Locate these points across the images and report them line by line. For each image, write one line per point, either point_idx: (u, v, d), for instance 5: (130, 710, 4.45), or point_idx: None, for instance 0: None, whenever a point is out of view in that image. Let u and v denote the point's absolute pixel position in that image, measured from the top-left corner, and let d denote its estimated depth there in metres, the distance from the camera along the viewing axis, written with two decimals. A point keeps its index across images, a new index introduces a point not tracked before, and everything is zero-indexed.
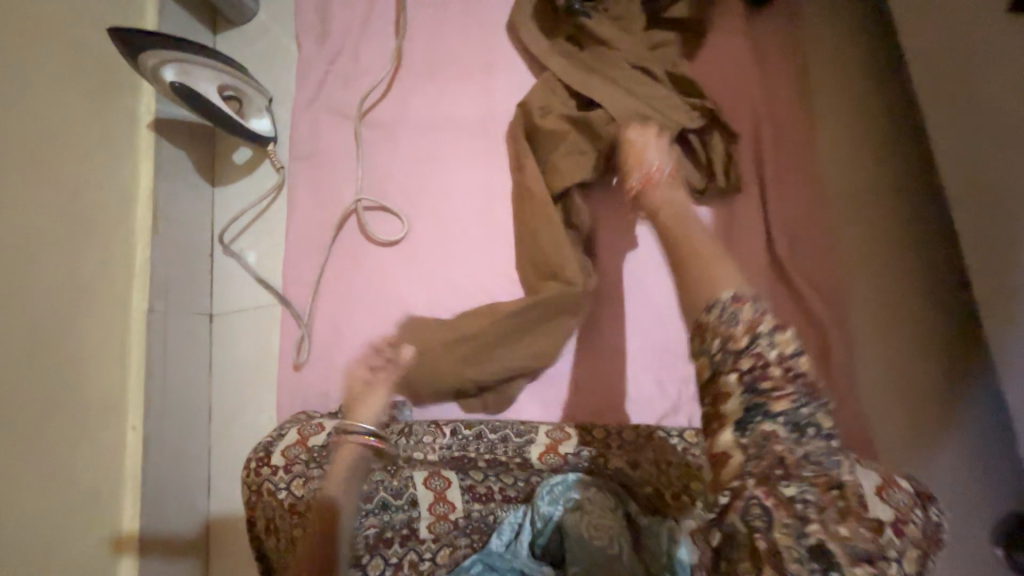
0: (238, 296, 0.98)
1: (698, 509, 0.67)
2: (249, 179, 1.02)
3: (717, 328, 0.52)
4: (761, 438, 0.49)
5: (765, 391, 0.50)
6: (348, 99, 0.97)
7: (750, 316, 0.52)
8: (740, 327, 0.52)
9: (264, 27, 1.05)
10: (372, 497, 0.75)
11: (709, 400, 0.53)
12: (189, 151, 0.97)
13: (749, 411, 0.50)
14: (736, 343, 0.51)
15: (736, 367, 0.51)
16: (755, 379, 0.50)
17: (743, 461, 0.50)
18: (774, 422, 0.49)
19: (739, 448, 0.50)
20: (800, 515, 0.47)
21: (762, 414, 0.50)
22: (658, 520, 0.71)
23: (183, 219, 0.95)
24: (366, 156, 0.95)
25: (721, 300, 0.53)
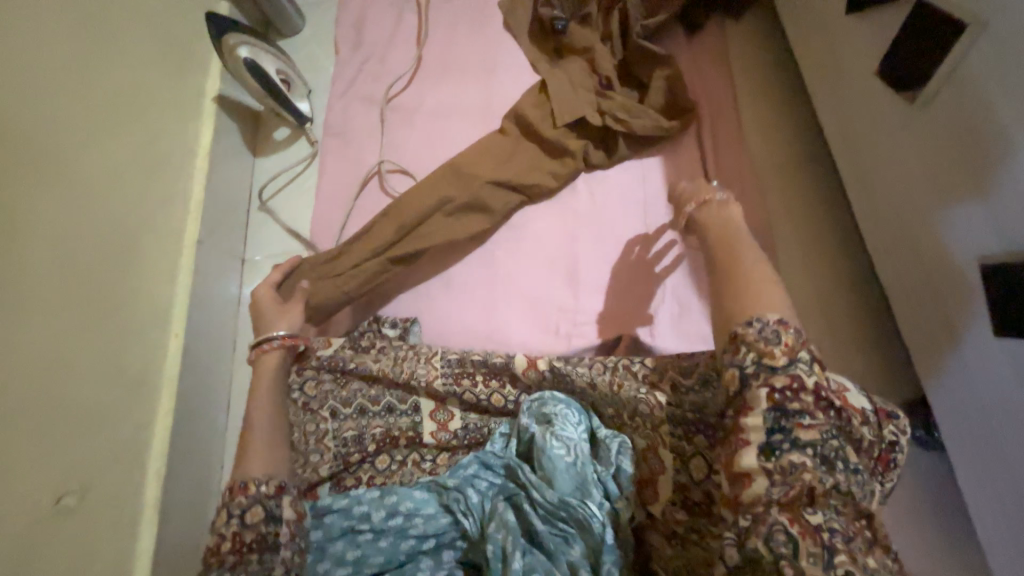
0: (269, 245, 1.14)
1: (645, 429, 0.81)
2: (287, 152, 1.21)
3: (756, 344, 0.66)
4: (788, 465, 0.61)
5: (805, 436, 0.62)
6: (375, 91, 1.20)
7: (790, 341, 0.65)
8: (781, 347, 0.65)
9: (308, 38, 1.30)
10: (379, 400, 0.91)
11: (729, 455, 0.65)
12: (240, 125, 1.17)
13: (780, 440, 0.62)
14: (817, 416, 0.62)
15: (808, 422, 0.62)
16: (785, 401, 0.63)
17: (768, 487, 0.61)
18: (806, 456, 0.61)
19: (766, 470, 0.62)
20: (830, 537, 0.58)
21: (790, 443, 0.62)
22: (614, 434, 0.84)
23: (229, 177, 1.12)
24: (388, 133, 1.16)
25: (783, 377, 0.64)
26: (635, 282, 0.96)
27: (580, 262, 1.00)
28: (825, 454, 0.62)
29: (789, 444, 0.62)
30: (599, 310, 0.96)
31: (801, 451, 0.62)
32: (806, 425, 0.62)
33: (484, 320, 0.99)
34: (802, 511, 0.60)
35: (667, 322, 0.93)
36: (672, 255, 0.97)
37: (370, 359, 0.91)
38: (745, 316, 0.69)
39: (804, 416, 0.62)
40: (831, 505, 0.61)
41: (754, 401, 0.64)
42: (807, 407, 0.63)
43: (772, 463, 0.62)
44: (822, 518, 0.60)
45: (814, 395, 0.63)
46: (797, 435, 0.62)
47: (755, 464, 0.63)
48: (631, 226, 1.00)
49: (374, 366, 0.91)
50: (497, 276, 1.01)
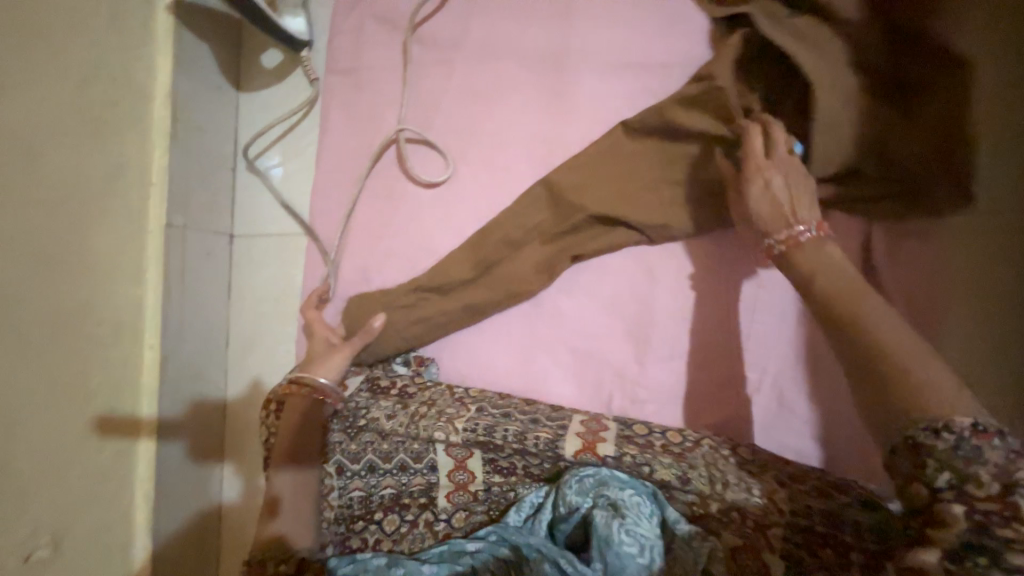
0: (261, 221, 0.91)
1: (744, 526, 0.53)
2: (279, 89, 0.90)
3: (949, 458, 0.44)
4: (960, 553, 0.42)
5: (964, 471, 0.43)
6: (397, 6, 0.83)
7: (994, 458, 0.42)
8: (964, 454, 0.43)
9: None
10: (390, 456, 0.67)
11: (916, 519, 0.46)
12: (214, 47, 0.85)
13: (969, 536, 0.42)
14: (976, 487, 0.43)
15: (966, 505, 0.43)
16: (944, 484, 0.44)
17: (939, 563, 0.43)
18: (949, 503, 0.43)
19: (935, 559, 0.43)
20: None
21: (970, 526, 0.42)
22: (700, 533, 0.54)
23: (201, 125, 0.84)
24: (412, 79, 0.82)
25: (920, 428, 0.45)
26: (724, 358, 0.72)
27: (657, 319, 0.74)
28: (975, 482, 0.43)
29: (966, 520, 0.42)
30: (670, 387, 0.72)
31: (947, 467, 0.44)
32: (982, 475, 0.43)
33: (520, 370, 0.77)
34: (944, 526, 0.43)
35: (758, 422, 0.70)
36: (785, 326, 0.70)
37: (384, 404, 0.70)
38: (920, 418, 0.45)
39: (932, 466, 0.44)
40: (986, 499, 0.42)
41: (946, 515, 0.43)
42: (985, 480, 0.43)
43: (924, 513, 0.45)
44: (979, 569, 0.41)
45: (1000, 487, 0.42)
46: (925, 475, 0.44)
47: (955, 527, 0.43)
48: (733, 275, 0.72)
49: (388, 419, 0.68)
50: (543, 313, 0.77)
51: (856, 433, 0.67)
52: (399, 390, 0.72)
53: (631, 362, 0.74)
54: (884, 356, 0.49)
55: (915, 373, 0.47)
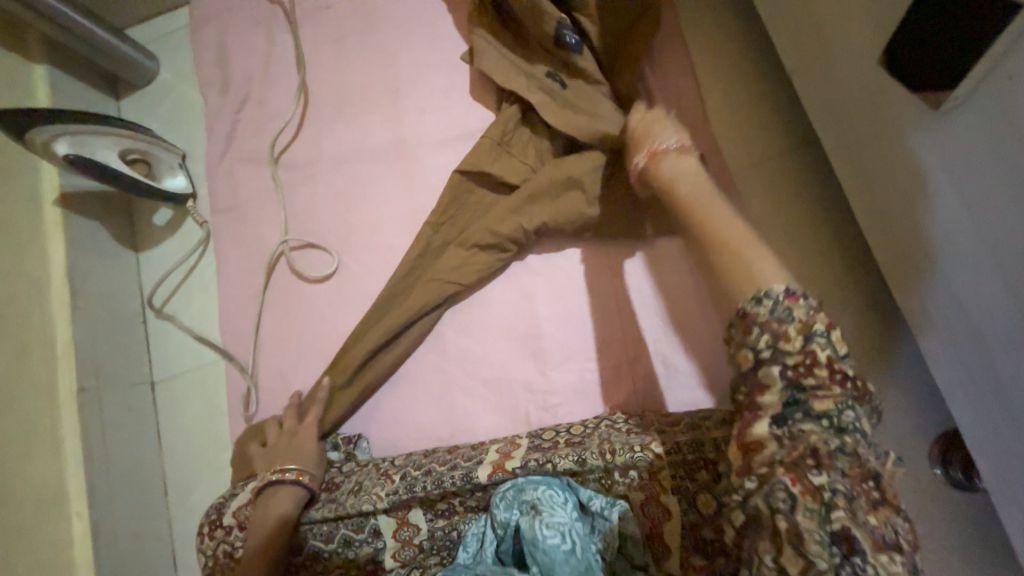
0: (178, 359, 0.95)
1: (641, 481, 0.60)
2: (174, 240, 1.00)
3: (770, 324, 0.48)
4: (795, 431, 0.47)
5: (778, 330, 0.48)
6: (260, 145, 0.98)
7: (803, 315, 0.48)
8: (796, 325, 0.48)
9: (170, 84, 1.06)
10: (331, 536, 0.69)
11: (746, 388, 0.50)
12: (105, 221, 0.95)
13: (791, 404, 0.47)
14: (788, 344, 0.48)
15: (780, 363, 0.48)
16: (798, 375, 0.47)
17: (773, 450, 0.46)
18: (770, 366, 0.48)
19: (773, 439, 0.47)
20: (809, 445, 0.46)
21: (801, 411, 0.47)
22: (610, 501, 0.61)
23: (103, 290, 0.91)
24: (287, 198, 0.95)
25: (748, 301, 0.50)
26: (609, 345, 0.80)
27: (544, 331, 0.83)
28: (787, 338, 0.48)
29: (793, 396, 0.47)
30: (574, 386, 0.80)
31: (766, 330, 0.48)
32: (791, 332, 0.48)
33: (443, 417, 0.83)
34: (771, 387, 0.48)
35: (654, 391, 0.78)
36: (647, 301, 0.81)
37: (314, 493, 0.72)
38: (750, 288, 0.51)
39: (761, 335, 0.48)
40: (795, 355, 0.48)
41: (767, 380, 0.48)
42: (799, 357, 0.47)
43: (754, 378, 0.49)
44: (796, 421, 0.47)
45: (811, 360, 0.47)
46: (785, 344, 0.48)
47: (765, 431, 0.47)
48: (593, 274, 0.83)
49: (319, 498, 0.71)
50: (449, 359, 0.84)
51: (732, 369, 0.77)
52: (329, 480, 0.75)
53: (536, 376, 0.81)
54: (699, 222, 0.59)
55: (736, 224, 0.57)
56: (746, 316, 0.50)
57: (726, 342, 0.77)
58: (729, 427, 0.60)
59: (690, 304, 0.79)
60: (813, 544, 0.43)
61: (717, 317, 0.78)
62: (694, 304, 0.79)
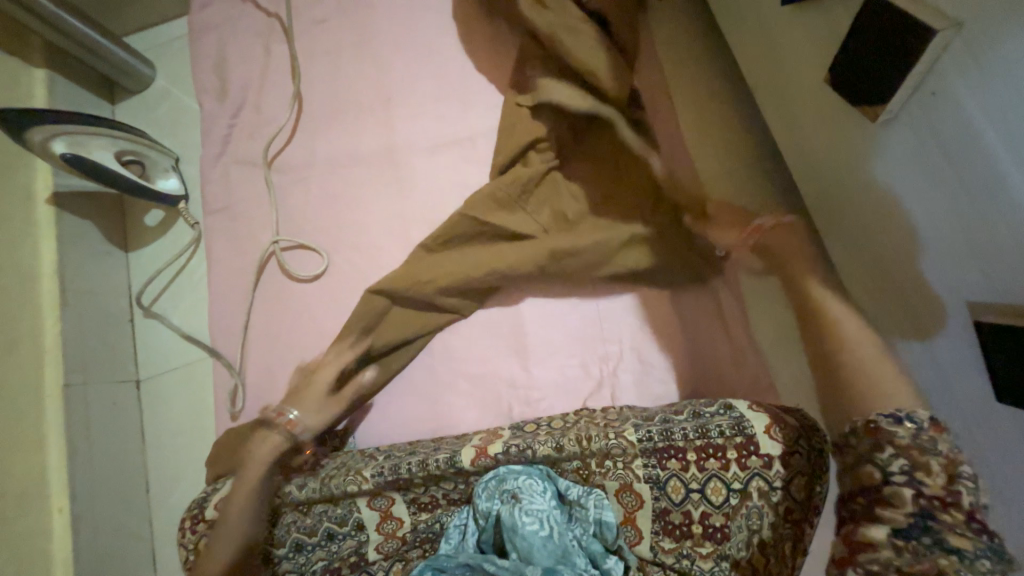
0: (165, 357, 0.96)
1: (616, 470, 0.64)
2: (165, 240, 1.01)
3: (908, 448, 0.54)
4: (917, 547, 0.51)
5: (919, 458, 0.54)
6: (255, 149, 1.01)
7: (949, 451, 0.53)
8: (942, 464, 0.53)
9: (166, 90, 1.09)
10: (315, 529, 0.71)
11: (864, 499, 0.56)
12: (97, 220, 0.96)
13: (911, 525, 0.52)
14: (928, 475, 0.53)
15: (913, 488, 0.53)
16: (933, 509, 0.52)
17: (891, 556, 0.52)
18: (901, 486, 0.54)
19: (886, 544, 0.53)
20: (934, 569, 0.50)
21: (926, 536, 0.51)
22: (586, 490, 0.65)
23: (91, 288, 0.92)
24: (280, 200, 0.98)
25: (883, 417, 0.56)
26: (588, 343, 0.84)
27: (527, 329, 0.86)
28: (927, 470, 0.53)
29: (916, 529, 0.52)
30: (555, 382, 0.83)
31: (903, 454, 0.54)
32: (934, 466, 0.53)
33: (427, 413, 0.85)
34: (897, 506, 0.53)
35: (631, 384, 0.81)
36: (624, 301, 0.85)
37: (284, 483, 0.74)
38: (886, 404, 0.57)
39: (896, 457, 0.54)
40: (935, 489, 0.52)
41: (896, 497, 0.53)
42: (935, 493, 0.52)
43: (877, 494, 0.55)
44: (920, 543, 0.51)
45: (940, 501, 0.52)
46: (877, 460, 0.55)
47: (880, 538, 0.53)
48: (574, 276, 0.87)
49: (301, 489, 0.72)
50: (435, 356, 0.87)
51: (703, 364, 0.81)
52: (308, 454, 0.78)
53: (519, 373, 0.84)
54: (814, 301, 0.67)
55: (826, 312, 0.65)
56: (871, 423, 0.57)
57: (699, 340, 0.82)
58: (699, 416, 0.64)
59: (666, 304, 0.84)
60: None
61: (689, 315, 0.83)
62: (669, 304, 0.83)
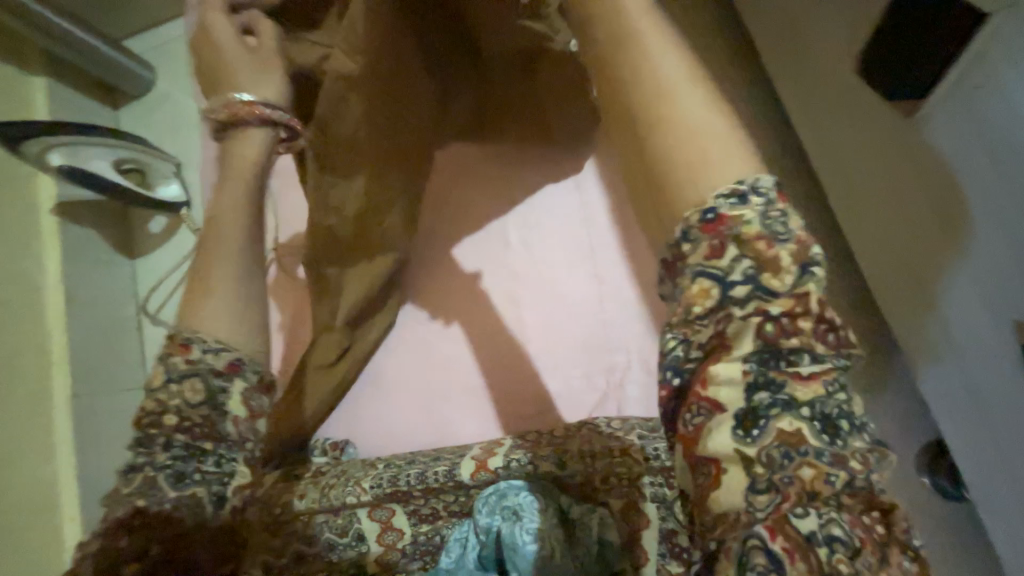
0: None
1: (621, 487, 0.61)
2: (169, 246, 1.01)
3: (757, 241, 0.34)
4: (774, 448, 0.33)
5: (764, 254, 0.34)
6: None
7: (802, 236, 0.35)
8: (790, 248, 0.34)
9: (166, 93, 1.07)
10: (316, 541, 0.69)
11: (683, 355, 0.36)
12: (102, 227, 0.97)
13: (755, 391, 0.33)
14: (770, 276, 0.34)
15: (760, 310, 0.34)
16: (777, 337, 0.34)
17: (741, 488, 0.33)
18: (735, 311, 0.34)
19: (738, 456, 0.33)
20: (802, 493, 0.32)
21: (776, 404, 0.33)
22: (590, 508, 0.62)
23: (98, 296, 0.93)
24: (278, 204, 0.96)
25: (720, 194, 0.35)
26: (594, 351, 0.80)
27: (531, 335, 0.83)
28: (773, 270, 0.34)
29: (773, 401, 0.33)
30: (558, 392, 0.80)
31: (747, 252, 0.34)
32: (782, 260, 0.34)
33: (429, 424, 0.83)
34: (730, 349, 0.34)
35: (639, 397, 0.77)
36: (632, 307, 0.81)
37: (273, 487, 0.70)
38: (721, 181, 0.36)
39: (698, 281, 0.35)
40: (784, 301, 0.34)
41: (735, 335, 0.34)
42: (802, 323, 0.34)
43: (710, 336, 0.35)
44: (769, 411, 0.33)
45: (819, 323, 0.34)
46: (768, 288, 0.34)
47: (726, 441, 0.33)
48: (578, 280, 0.83)
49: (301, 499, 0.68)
50: (433, 366, 0.85)
51: None
52: (144, 422, 0.43)
53: (521, 383, 0.81)
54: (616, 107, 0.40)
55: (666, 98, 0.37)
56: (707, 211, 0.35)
57: None
58: None
59: None
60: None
61: None
62: None
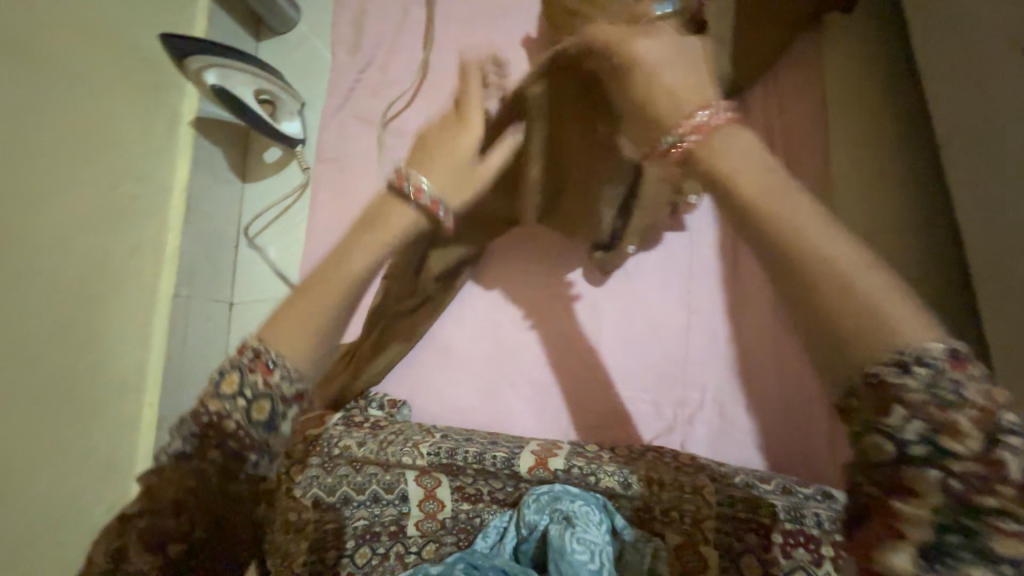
0: (257, 288, 1.03)
1: (682, 524, 0.59)
2: (277, 178, 1.07)
3: (924, 404, 0.29)
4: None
5: (944, 419, 0.29)
6: (374, 107, 1.02)
7: (985, 397, 0.29)
8: (975, 414, 0.29)
9: (305, 36, 1.12)
10: (363, 489, 0.70)
11: (869, 483, 0.31)
12: (225, 148, 1.03)
13: (944, 536, 0.28)
14: (959, 437, 0.29)
15: (947, 468, 0.29)
16: (973, 492, 0.28)
17: None
18: (926, 467, 0.29)
19: None
20: None
21: (968, 547, 0.28)
22: (645, 536, 0.61)
23: (210, 211, 0.99)
24: (387, 162, 0.99)
25: (887, 360, 0.30)
26: (667, 379, 0.78)
27: (606, 347, 0.81)
28: (958, 434, 0.29)
29: (963, 548, 0.28)
30: (622, 410, 0.79)
31: (920, 415, 0.29)
32: (963, 425, 0.29)
33: (486, 407, 0.84)
34: (917, 497, 0.29)
35: (705, 436, 0.75)
36: (717, 345, 0.78)
37: (336, 432, 0.74)
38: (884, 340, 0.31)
39: (908, 419, 0.29)
40: (970, 463, 0.28)
41: (919, 484, 0.29)
42: (993, 480, 0.28)
43: (892, 476, 0.30)
44: (959, 561, 0.28)
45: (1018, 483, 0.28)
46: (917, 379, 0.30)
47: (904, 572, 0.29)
48: (669, 303, 0.81)
49: (361, 447, 0.72)
50: (502, 350, 0.85)
51: (791, 435, 0.73)
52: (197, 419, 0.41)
53: (586, 391, 0.80)
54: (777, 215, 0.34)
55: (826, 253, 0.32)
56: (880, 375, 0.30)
57: (793, 408, 0.74)
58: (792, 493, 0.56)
59: (766, 358, 0.76)
60: None
61: (788, 377, 0.75)
62: (768, 359, 0.76)
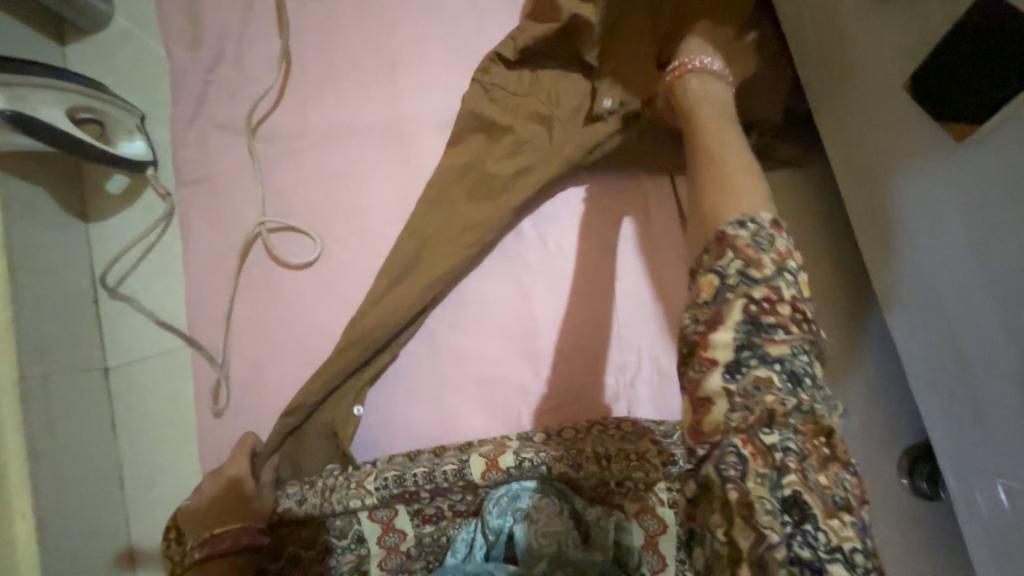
0: (137, 344, 0.87)
1: (636, 491, 0.65)
2: (131, 212, 0.89)
3: (744, 248, 0.50)
4: (750, 385, 0.46)
5: (752, 257, 0.49)
6: (236, 112, 0.88)
7: (783, 248, 0.50)
8: (773, 254, 0.50)
9: (127, 30, 0.91)
10: (313, 542, 0.68)
11: (703, 323, 0.50)
12: (49, 185, 0.83)
13: (746, 351, 0.47)
14: (758, 269, 0.49)
15: (747, 296, 0.48)
16: (760, 315, 0.47)
17: (727, 409, 0.46)
18: (735, 296, 0.48)
19: (725, 395, 0.47)
20: (765, 409, 0.45)
21: (755, 358, 0.47)
22: (605, 511, 0.64)
23: (48, 265, 0.81)
24: (267, 173, 0.87)
25: (735, 219, 0.52)
26: (605, 349, 0.78)
27: (543, 327, 0.79)
28: (759, 266, 0.49)
29: (756, 359, 0.46)
30: (567, 388, 0.78)
31: (740, 256, 0.50)
32: (765, 261, 0.49)
33: (433, 417, 0.78)
34: (726, 322, 0.48)
35: (648, 397, 0.77)
36: (645, 309, 0.79)
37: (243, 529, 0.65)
38: (737, 212, 0.53)
39: (733, 259, 0.50)
40: (760, 291, 0.48)
41: (728, 313, 0.48)
42: (782, 318, 0.48)
43: (714, 310, 0.49)
44: (748, 368, 0.46)
45: (791, 306, 0.48)
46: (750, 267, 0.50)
47: (719, 389, 0.47)
48: (593, 277, 0.80)
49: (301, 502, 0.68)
50: (440, 356, 0.79)
51: None
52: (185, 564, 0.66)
53: (531, 378, 0.78)
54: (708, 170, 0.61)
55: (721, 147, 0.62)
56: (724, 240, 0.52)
57: None
58: None
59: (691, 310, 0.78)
60: (765, 512, 0.42)
61: None
62: None
